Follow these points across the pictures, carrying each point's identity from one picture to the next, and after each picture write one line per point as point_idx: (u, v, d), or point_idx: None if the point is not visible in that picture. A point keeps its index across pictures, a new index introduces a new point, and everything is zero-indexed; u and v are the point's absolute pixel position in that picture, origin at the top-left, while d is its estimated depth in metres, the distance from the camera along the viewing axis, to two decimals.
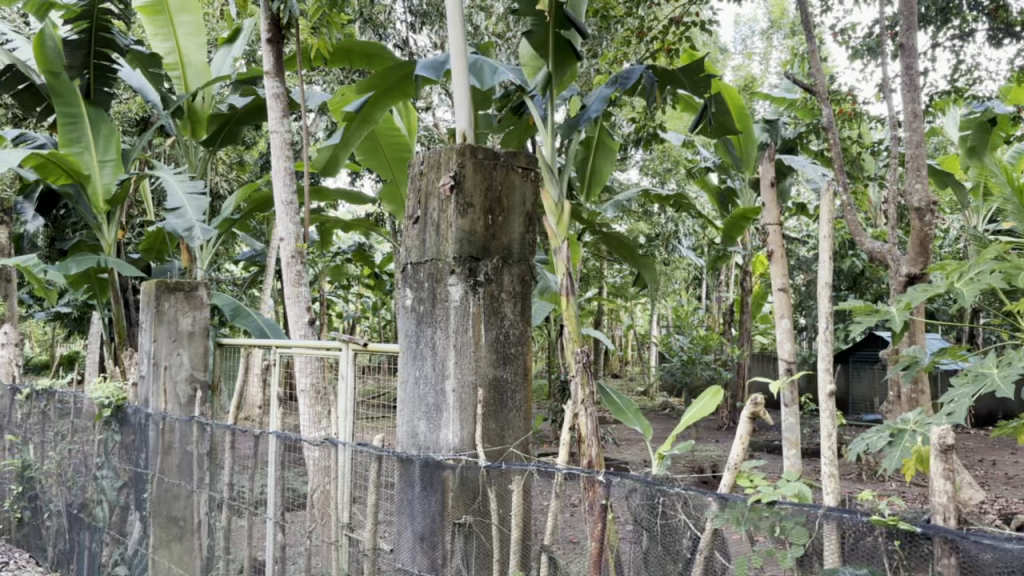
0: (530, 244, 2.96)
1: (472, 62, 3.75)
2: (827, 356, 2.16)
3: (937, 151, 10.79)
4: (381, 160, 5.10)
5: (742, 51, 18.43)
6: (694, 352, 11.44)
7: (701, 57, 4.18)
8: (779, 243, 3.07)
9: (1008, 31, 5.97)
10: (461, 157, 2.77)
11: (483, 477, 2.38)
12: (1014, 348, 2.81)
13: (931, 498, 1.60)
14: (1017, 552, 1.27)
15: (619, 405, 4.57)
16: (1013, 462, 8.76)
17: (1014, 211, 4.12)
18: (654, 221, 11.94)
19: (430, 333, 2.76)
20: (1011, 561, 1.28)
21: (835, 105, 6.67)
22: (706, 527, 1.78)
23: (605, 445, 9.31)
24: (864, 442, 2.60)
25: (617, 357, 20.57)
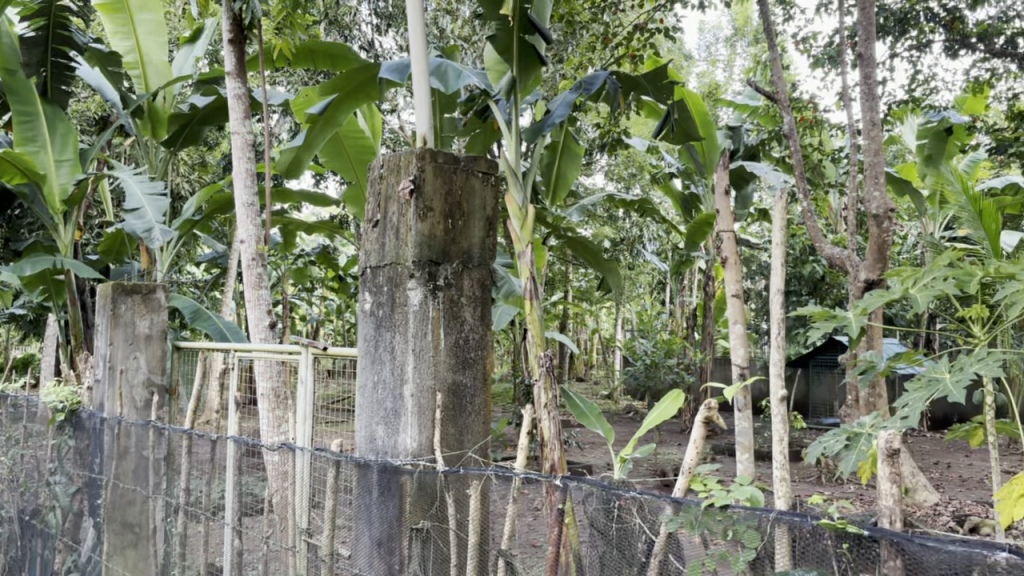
0: (491, 249, 2.96)
1: (437, 66, 3.74)
2: (779, 362, 2.22)
3: (895, 159, 10.99)
4: (345, 162, 5.06)
5: (706, 58, 18.61)
6: (657, 356, 11.27)
7: (664, 64, 4.21)
8: (733, 249, 3.15)
9: (964, 43, 6.13)
10: (421, 161, 2.78)
11: (440, 482, 2.39)
12: (967, 354, 2.86)
13: (877, 500, 1.64)
14: (960, 554, 1.29)
15: (582, 409, 4.57)
16: (968, 465, 8.94)
17: (969, 219, 4.20)
18: (619, 226, 12.02)
19: (389, 337, 2.77)
20: (955, 563, 1.30)
21: (797, 112, 6.77)
22: (660, 531, 1.80)
23: (569, 448, 9.33)
24: (821, 446, 2.64)
25: (583, 360, 20.64)
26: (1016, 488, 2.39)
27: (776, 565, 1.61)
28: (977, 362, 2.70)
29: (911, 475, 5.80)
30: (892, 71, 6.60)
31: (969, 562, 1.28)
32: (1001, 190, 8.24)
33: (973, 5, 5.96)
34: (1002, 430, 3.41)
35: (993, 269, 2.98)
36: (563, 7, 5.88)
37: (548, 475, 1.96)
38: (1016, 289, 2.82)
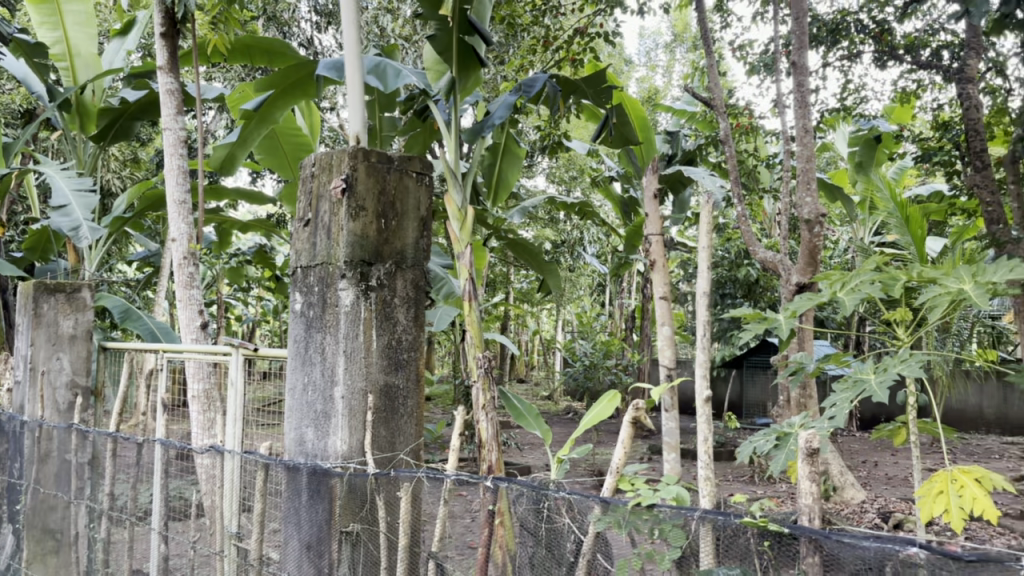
0: (424, 250, 2.95)
1: (375, 65, 3.70)
2: (704, 365, 2.28)
3: (827, 166, 11.24)
4: (281, 160, 4.98)
5: (646, 63, 18.78)
6: (596, 358, 11.39)
7: (603, 68, 4.24)
8: (661, 253, 3.23)
9: (893, 54, 6.28)
10: (354, 160, 2.76)
11: (370, 485, 2.38)
12: (891, 355, 2.95)
13: (797, 499, 1.70)
14: (874, 550, 1.33)
15: (520, 410, 4.59)
16: (893, 463, 9.23)
17: (897, 224, 4.32)
18: (559, 228, 12.06)
19: (320, 339, 2.74)
20: (870, 558, 1.35)
21: (733, 118, 6.90)
22: (589, 531, 1.85)
23: (508, 450, 9.33)
24: (751, 445, 2.69)
25: (523, 362, 20.68)
26: (935, 484, 2.51)
27: (699, 563, 1.68)
28: (901, 363, 2.79)
29: (840, 475, 5.93)
30: (824, 79, 6.76)
31: (883, 557, 1.33)
32: (927, 198, 8.50)
33: (901, 17, 6.13)
34: (924, 430, 3.52)
35: (917, 274, 3.07)
36: (505, 8, 5.86)
37: (480, 476, 1.98)
38: (937, 293, 2.94)
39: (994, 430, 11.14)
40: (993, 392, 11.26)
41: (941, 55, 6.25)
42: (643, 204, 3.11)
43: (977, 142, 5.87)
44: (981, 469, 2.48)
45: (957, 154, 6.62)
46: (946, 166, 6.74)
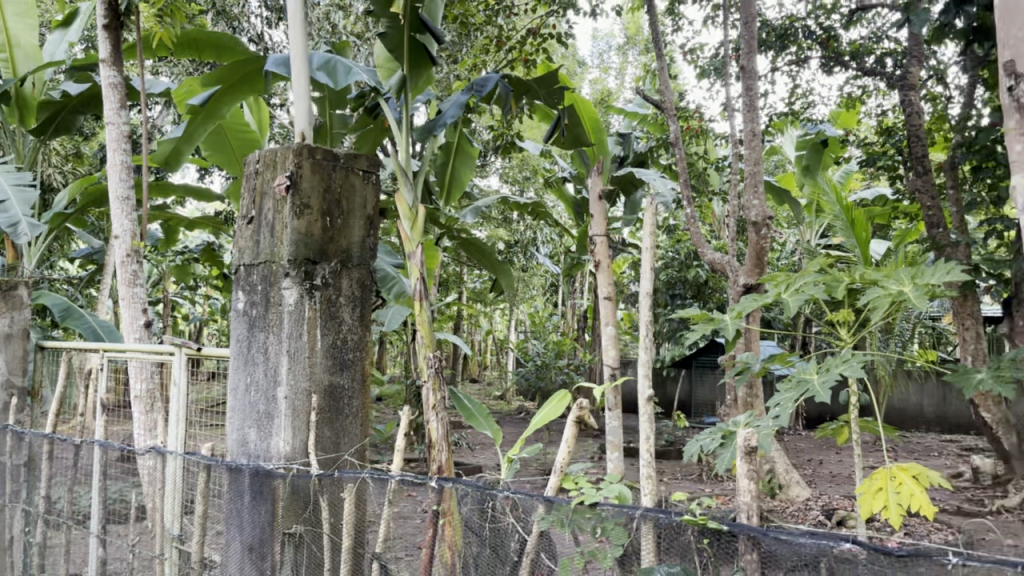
0: (370, 248, 3.06)
1: (326, 61, 3.65)
2: (647, 365, 2.40)
3: (775, 169, 11.43)
4: (229, 156, 4.89)
5: (598, 65, 18.85)
6: (548, 358, 11.42)
7: (555, 69, 4.25)
8: (606, 255, 3.28)
9: (838, 60, 6.42)
10: (298, 157, 2.85)
11: (313, 486, 2.42)
12: (833, 356, 3.02)
13: (737, 496, 1.89)
14: (808, 547, 1.44)
15: (471, 410, 4.58)
16: (837, 462, 9.41)
17: (842, 227, 4.39)
18: (513, 228, 12.06)
19: (264, 338, 2.83)
20: (805, 555, 1.46)
21: (683, 121, 6.97)
22: (534, 530, 1.93)
23: (459, 450, 9.30)
24: (698, 444, 2.73)
25: (476, 362, 20.60)
26: (875, 482, 2.58)
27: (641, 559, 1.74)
28: (843, 363, 2.85)
29: (785, 473, 6.00)
30: (773, 84, 6.87)
31: (817, 553, 1.44)
32: (871, 202, 8.68)
33: (846, 24, 6.26)
34: (865, 429, 3.59)
35: (859, 275, 3.13)
36: (457, 7, 5.84)
37: (427, 477, 2.06)
38: (879, 294, 3.01)
39: (934, 428, 11.43)
40: (933, 391, 11.56)
41: (884, 62, 6.40)
42: (588, 205, 3.17)
43: (918, 147, 6.06)
44: (918, 467, 2.57)
45: (900, 159, 6.78)
46: (889, 171, 6.88)
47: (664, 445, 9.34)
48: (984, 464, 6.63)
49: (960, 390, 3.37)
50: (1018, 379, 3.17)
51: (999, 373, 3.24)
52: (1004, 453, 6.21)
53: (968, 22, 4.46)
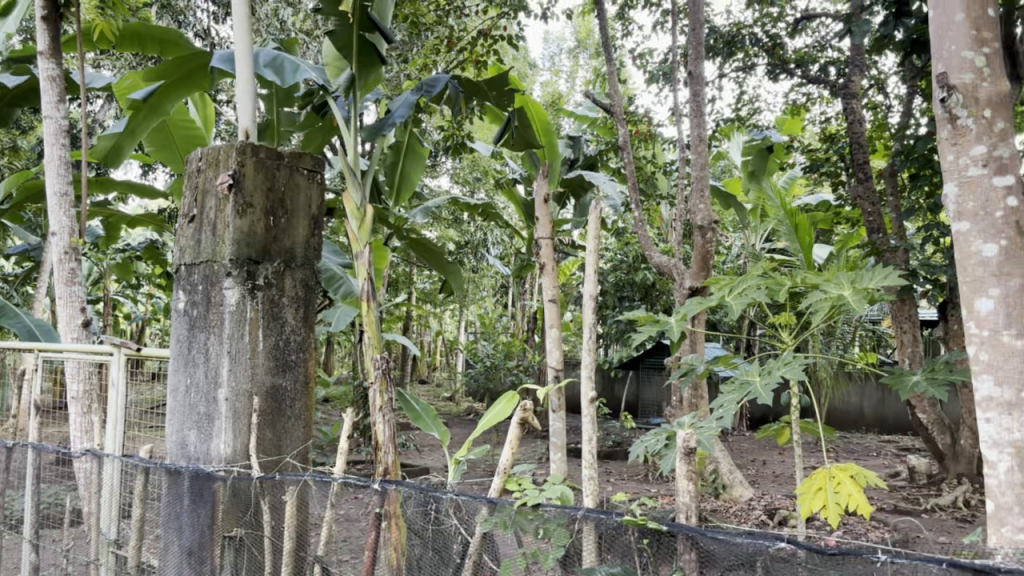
0: (314, 248, 3.05)
1: (273, 59, 3.60)
2: (590, 365, 2.47)
3: (722, 174, 11.59)
4: (173, 153, 4.78)
5: (550, 68, 18.86)
6: (496, 359, 11.42)
7: (505, 70, 4.25)
8: (551, 257, 3.32)
9: (784, 68, 6.54)
10: (241, 156, 2.83)
11: (254, 489, 2.42)
12: (775, 358, 3.09)
13: (676, 496, 1.92)
14: (744, 545, 1.48)
15: (417, 410, 4.53)
16: (780, 462, 9.58)
17: (786, 232, 4.48)
18: (464, 229, 12.03)
19: (204, 338, 2.80)
20: (739, 553, 1.52)
21: (633, 125, 7.04)
22: (477, 533, 2.01)
23: (406, 452, 9.22)
24: (643, 445, 2.79)
25: (425, 363, 20.48)
26: (815, 481, 2.67)
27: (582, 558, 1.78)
28: (784, 366, 2.92)
29: (728, 473, 6.04)
30: (720, 90, 6.98)
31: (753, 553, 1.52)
32: (814, 207, 8.84)
33: (792, 33, 6.38)
34: (805, 429, 3.67)
35: (801, 279, 3.20)
36: (408, 7, 5.81)
37: (369, 480, 2.04)
38: (819, 298, 3.08)
39: (873, 429, 11.70)
40: (872, 393, 11.84)
41: (828, 70, 6.55)
42: (534, 207, 3.20)
43: (859, 155, 6.22)
44: (855, 467, 2.67)
45: (842, 166, 6.94)
46: (832, 177, 7.02)
47: (611, 446, 9.37)
48: (920, 464, 6.80)
49: (897, 391, 3.45)
50: (951, 382, 3.28)
51: (932, 376, 3.34)
52: (938, 454, 6.40)
53: (907, 34, 4.60)
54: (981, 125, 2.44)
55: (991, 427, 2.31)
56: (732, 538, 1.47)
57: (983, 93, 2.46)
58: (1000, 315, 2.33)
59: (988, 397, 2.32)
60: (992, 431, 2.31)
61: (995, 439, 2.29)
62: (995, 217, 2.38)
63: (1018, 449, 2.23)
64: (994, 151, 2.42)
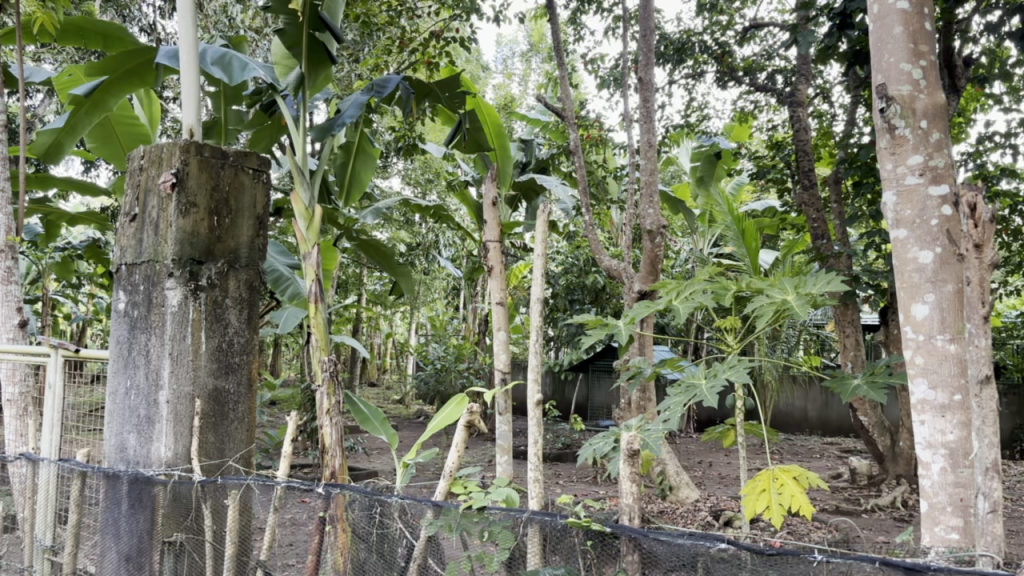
0: (259, 249, 3.01)
1: (220, 56, 3.53)
2: (536, 368, 2.49)
3: (672, 179, 11.72)
4: (115, 149, 4.66)
5: (501, 71, 18.88)
6: (447, 362, 11.39)
7: (457, 72, 4.23)
8: (499, 260, 3.34)
9: (732, 75, 6.64)
10: (185, 154, 2.78)
11: (195, 493, 2.39)
12: (719, 362, 3.14)
13: (619, 499, 1.94)
14: (685, 546, 1.51)
15: (366, 413, 4.48)
16: (725, 464, 9.74)
17: (733, 237, 4.53)
18: (416, 231, 11.97)
19: (145, 340, 2.74)
20: (681, 552, 1.56)
21: (584, 129, 7.07)
22: (421, 535, 2.03)
23: (354, 455, 9.12)
24: (592, 448, 2.94)
25: (374, 365, 20.35)
26: (758, 483, 2.73)
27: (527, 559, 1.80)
28: (729, 369, 2.96)
29: (675, 475, 6.08)
30: (670, 96, 7.05)
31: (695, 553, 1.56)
32: (760, 213, 8.96)
33: (740, 41, 6.47)
34: (750, 431, 3.74)
35: (746, 283, 3.25)
36: (360, 7, 5.75)
37: (313, 483, 2.02)
38: (764, 303, 3.13)
39: (817, 431, 11.93)
40: (816, 396, 12.07)
41: (775, 79, 6.66)
42: (483, 211, 3.21)
43: (804, 162, 6.34)
44: (798, 469, 2.73)
45: (788, 173, 7.06)
46: (778, 184, 7.15)
47: (561, 448, 9.38)
48: (861, 465, 6.94)
49: (838, 395, 3.53)
50: (889, 386, 3.36)
51: (872, 379, 3.42)
52: (878, 455, 6.55)
53: (850, 45, 4.70)
54: (918, 136, 2.51)
55: (926, 429, 2.37)
56: (673, 539, 1.51)
57: (919, 105, 2.53)
58: (936, 320, 2.39)
59: (923, 399, 2.39)
60: (925, 432, 2.37)
61: (929, 440, 2.36)
62: (931, 225, 2.45)
63: (951, 451, 2.30)
64: (929, 161, 2.49)
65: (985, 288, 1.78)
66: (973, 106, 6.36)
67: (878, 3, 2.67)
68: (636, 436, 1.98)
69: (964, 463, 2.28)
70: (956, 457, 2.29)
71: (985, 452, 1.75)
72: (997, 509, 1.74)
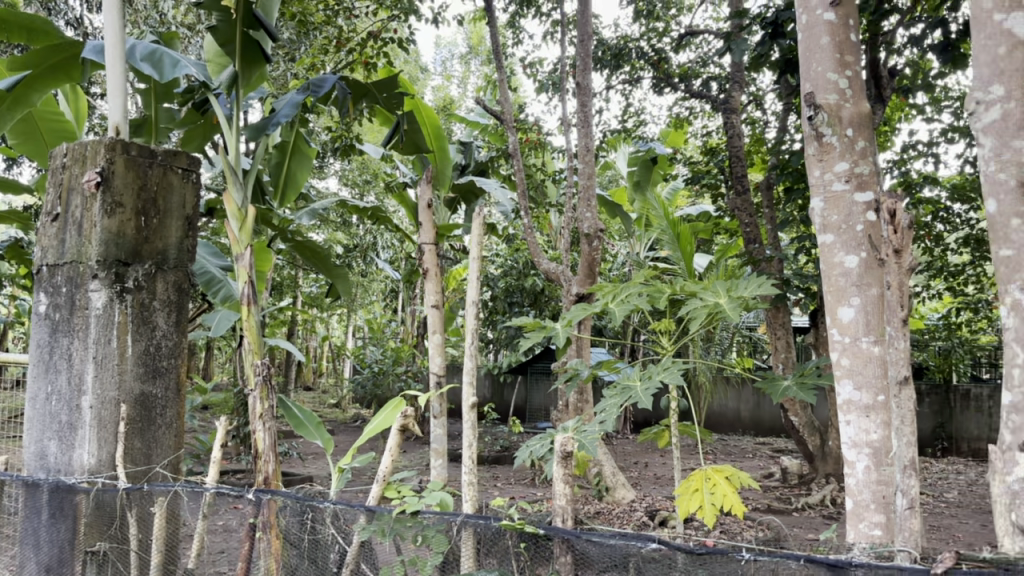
0: (188, 251, 2.94)
1: (151, 52, 3.42)
2: (471, 371, 2.49)
3: (609, 183, 11.82)
4: (38, 146, 4.49)
5: (440, 72, 18.81)
6: (385, 365, 11.29)
7: (394, 72, 4.20)
8: (434, 262, 3.33)
9: (668, 82, 6.74)
10: (111, 153, 2.71)
11: (121, 501, 2.33)
12: (654, 364, 3.18)
13: (552, 501, 1.95)
14: (618, 546, 1.53)
15: (300, 417, 4.39)
16: (661, 464, 9.86)
17: (669, 241, 4.59)
18: (353, 232, 11.85)
19: (67, 343, 2.67)
20: (612, 553, 1.58)
21: (522, 133, 7.08)
22: (354, 541, 2.02)
23: (289, 461, 8.96)
24: (528, 450, 2.94)
25: (310, 369, 20.06)
26: (691, 483, 2.78)
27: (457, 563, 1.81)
28: (663, 372, 3.01)
29: (612, 476, 6.13)
30: (607, 101, 7.13)
31: (626, 553, 1.59)
32: (695, 218, 9.09)
33: (676, 48, 6.57)
34: (683, 432, 3.79)
35: (680, 287, 3.30)
36: (295, 5, 5.71)
37: (244, 489, 2.00)
38: (697, 306, 3.18)
39: (749, 432, 12.16)
40: (748, 397, 12.31)
41: (709, 85, 6.79)
42: (417, 213, 3.20)
43: (737, 168, 6.46)
44: (730, 468, 2.78)
45: (722, 178, 7.19)
46: (712, 188, 7.28)
47: (498, 450, 9.35)
48: (791, 464, 7.10)
49: (769, 396, 3.60)
50: (818, 387, 3.45)
51: (802, 380, 3.51)
52: (808, 454, 6.71)
53: (781, 53, 4.80)
54: (844, 143, 2.58)
55: (851, 429, 2.44)
56: (605, 539, 1.54)
57: (846, 113, 2.61)
58: (860, 323, 2.47)
59: (848, 400, 2.46)
60: (851, 432, 2.44)
61: (854, 440, 2.43)
62: (857, 231, 2.52)
63: (874, 450, 2.37)
64: (855, 168, 2.56)
65: (904, 292, 1.84)
66: (898, 115, 6.57)
67: (806, 14, 2.74)
68: (570, 439, 2.00)
69: (886, 462, 2.36)
70: (880, 456, 2.37)
71: (903, 451, 1.81)
72: (914, 506, 1.80)
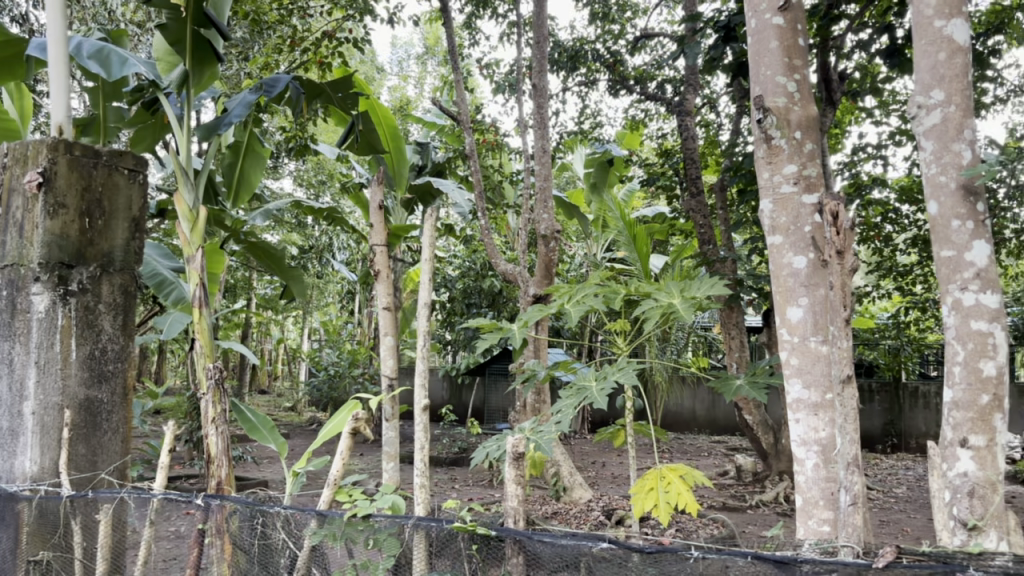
0: (135, 252, 2.88)
1: (97, 50, 3.35)
2: (425, 372, 2.49)
3: (566, 184, 11.86)
4: None
5: (396, 73, 18.75)
6: (341, 367, 11.20)
7: (349, 72, 4.16)
8: (386, 264, 3.31)
9: (623, 84, 6.79)
10: (53, 153, 2.65)
11: (64, 509, 2.29)
12: (608, 365, 3.20)
13: (506, 502, 1.96)
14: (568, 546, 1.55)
15: (253, 421, 4.34)
16: (618, 464, 9.92)
17: (625, 243, 4.62)
18: (308, 233, 11.72)
19: (8, 348, 2.63)
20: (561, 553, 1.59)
21: (479, 134, 7.08)
22: (305, 545, 2.00)
23: (243, 464, 8.83)
24: (485, 451, 2.94)
25: (265, 372, 19.78)
26: (646, 482, 2.80)
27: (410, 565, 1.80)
28: (618, 372, 3.03)
29: (569, 476, 6.15)
30: (564, 103, 7.17)
31: (576, 553, 1.59)
32: (651, 219, 9.17)
33: (631, 51, 6.62)
34: (639, 431, 3.82)
35: (634, 288, 3.32)
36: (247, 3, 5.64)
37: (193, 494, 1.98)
38: (651, 306, 3.21)
39: (704, 430, 12.30)
40: (704, 396, 12.44)
41: (664, 88, 6.85)
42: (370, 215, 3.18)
43: (691, 170, 6.53)
44: (684, 467, 2.81)
45: (676, 180, 7.27)
46: (667, 190, 7.34)
47: (456, 452, 9.31)
48: (745, 462, 7.19)
49: (722, 394, 3.64)
50: (769, 385, 3.50)
51: (753, 379, 3.56)
52: (762, 452, 6.81)
53: (734, 57, 4.86)
54: (793, 146, 2.63)
55: (800, 426, 2.49)
56: (556, 539, 1.55)
57: (794, 116, 2.66)
58: (809, 323, 2.52)
59: (798, 399, 2.50)
60: (800, 430, 2.48)
61: (803, 437, 2.47)
62: (805, 232, 2.57)
63: (823, 447, 2.42)
64: (803, 170, 2.61)
65: (846, 293, 1.87)
66: (848, 118, 6.70)
67: (756, 18, 2.78)
68: (523, 439, 2.01)
69: (835, 458, 2.41)
70: (828, 453, 2.42)
71: (847, 448, 1.85)
72: (857, 502, 1.85)
